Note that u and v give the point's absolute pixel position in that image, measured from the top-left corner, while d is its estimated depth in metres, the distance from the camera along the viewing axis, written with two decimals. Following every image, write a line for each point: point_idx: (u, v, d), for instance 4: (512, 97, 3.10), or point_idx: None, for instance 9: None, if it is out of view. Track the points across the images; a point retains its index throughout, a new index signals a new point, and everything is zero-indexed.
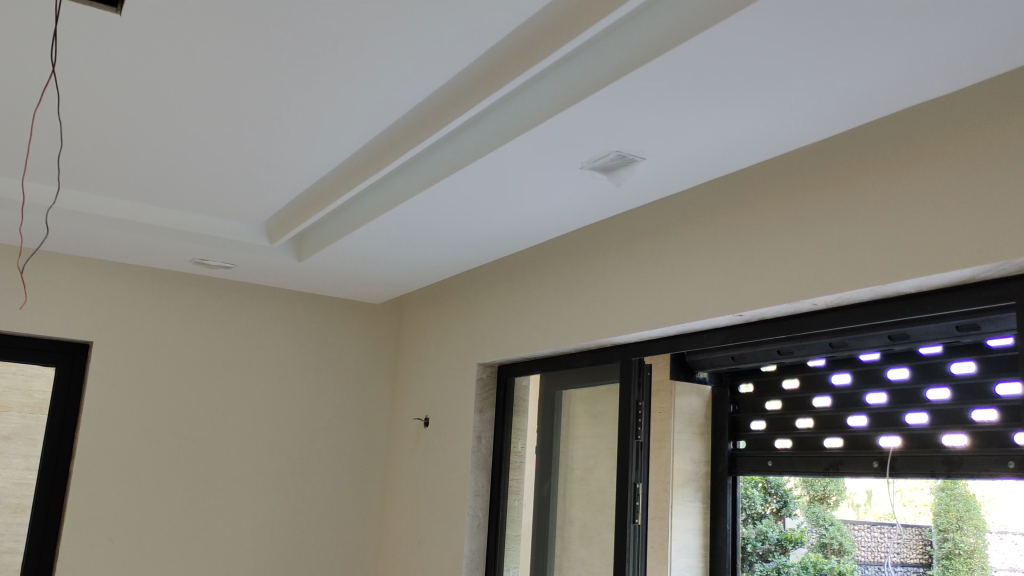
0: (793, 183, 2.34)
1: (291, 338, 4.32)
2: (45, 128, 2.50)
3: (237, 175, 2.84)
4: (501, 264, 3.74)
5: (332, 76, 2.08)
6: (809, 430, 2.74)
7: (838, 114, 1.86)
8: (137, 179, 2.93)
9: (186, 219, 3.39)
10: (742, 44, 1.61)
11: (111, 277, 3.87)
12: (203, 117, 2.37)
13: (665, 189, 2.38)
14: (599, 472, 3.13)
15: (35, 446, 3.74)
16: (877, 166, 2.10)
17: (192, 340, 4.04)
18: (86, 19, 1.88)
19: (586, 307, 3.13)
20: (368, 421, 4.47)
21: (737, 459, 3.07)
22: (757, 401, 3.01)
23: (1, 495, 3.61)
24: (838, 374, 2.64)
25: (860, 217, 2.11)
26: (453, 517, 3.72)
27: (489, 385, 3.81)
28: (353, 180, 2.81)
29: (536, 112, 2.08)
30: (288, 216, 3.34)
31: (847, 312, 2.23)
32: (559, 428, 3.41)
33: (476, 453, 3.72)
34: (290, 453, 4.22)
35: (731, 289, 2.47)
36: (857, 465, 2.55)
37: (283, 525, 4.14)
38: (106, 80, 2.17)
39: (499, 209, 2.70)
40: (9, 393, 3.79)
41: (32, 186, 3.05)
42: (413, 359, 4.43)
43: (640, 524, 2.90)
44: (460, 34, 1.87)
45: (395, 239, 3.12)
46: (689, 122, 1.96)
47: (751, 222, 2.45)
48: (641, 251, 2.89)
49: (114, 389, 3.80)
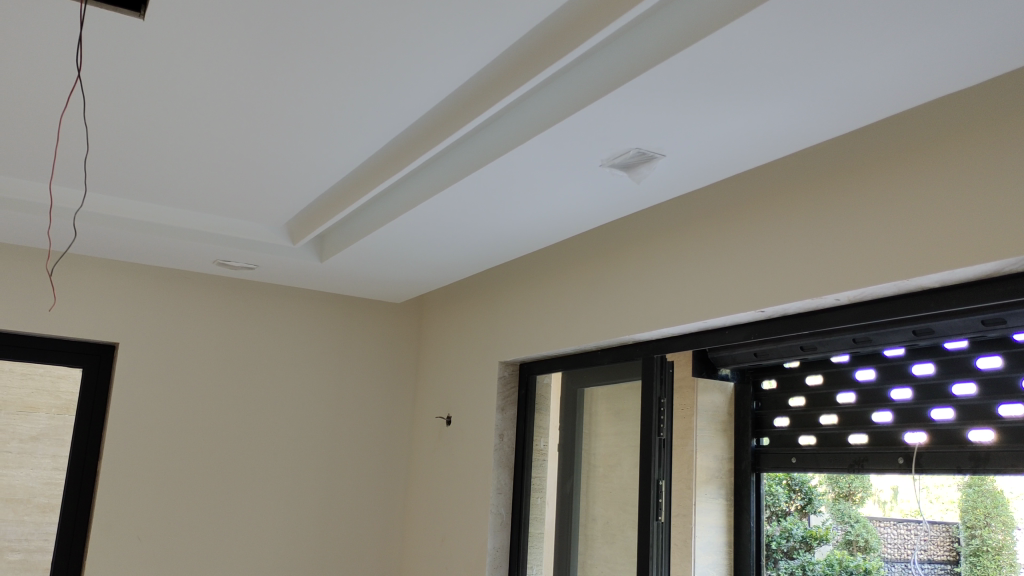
0: (815, 178, 2.32)
1: (313, 338, 4.34)
2: (71, 132, 2.53)
3: (258, 176, 2.86)
4: (521, 262, 3.75)
5: (352, 77, 2.09)
6: (833, 426, 2.72)
7: (860, 108, 1.85)
8: (160, 181, 2.96)
9: (208, 220, 3.41)
10: (758, 41, 1.61)
11: (135, 279, 3.91)
12: (224, 120, 2.40)
13: (685, 184, 2.37)
14: (621, 469, 3.13)
15: (63, 446, 3.77)
16: (900, 160, 2.08)
17: (216, 340, 4.07)
18: (110, 26, 1.90)
19: (607, 305, 3.13)
20: (391, 420, 4.50)
21: (760, 456, 3.07)
22: (781, 398, 2.98)
23: (30, 495, 3.66)
24: (862, 370, 2.61)
25: (882, 211, 2.10)
26: (477, 515, 3.74)
27: (510, 383, 3.83)
28: (373, 179, 2.82)
29: (559, 109, 2.07)
30: (309, 216, 3.36)
31: (870, 307, 2.22)
32: (581, 425, 3.41)
33: (498, 451, 3.73)
34: (312, 453, 4.24)
35: (753, 285, 2.46)
36: (882, 461, 2.53)
37: (306, 523, 4.17)
38: (130, 83, 2.19)
39: (518, 207, 2.71)
40: (37, 394, 3.77)
41: (59, 190, 3.08)
42: (434, 357, 4.45)
43: (663, 521, 2.90)
44: (478, 34, 1.88)
45: (415, 238, 3.13)
46: (709, 118, 1.95)
47: (773, 218, 2.44)
48: (662, 248, 2.88)
49: (140, 390, 3.85)
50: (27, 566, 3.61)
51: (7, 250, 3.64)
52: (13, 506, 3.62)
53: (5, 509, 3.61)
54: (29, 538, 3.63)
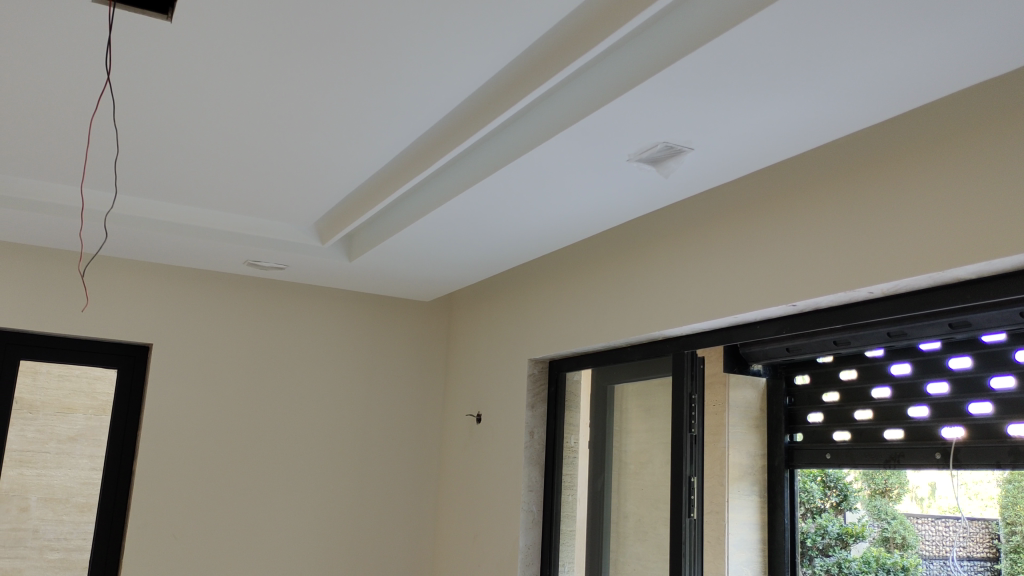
0: (846, 169, 2.28)
1: (343, 336, 4.36)
2: (101, 136, 2.57)
3: (286, 177, 2.88)
4: (549, 259, 3.74)
5: (377, 76, 2.10)
6: (868, 422, 2.66)
7: (890, 98, 1.81)
8: (190, 183, 2.98)
9: (239, 220, 3.44)
10: (777, 35, 1.60)
11: (167, 281, 3.96)
12: (253, 123, 2.42)
13: (714, 177, 2.34)
14: (652, 467, 3.17)
15: (100, 446, 3.82)
16: (933, 149, 2.04)
17: (248, 340, 4.11)
18: (138, 30, 1.92)
19: (636, 301, 3.11)
20: (422, 419, 4.51)
21: (794, 452, 2.90)
22: (814, 393, 2.86)
23: (69, 495, 3.72)
24: (898, 364, 2.56)
25: (917, 201, 2.06)
26: (508, 513, 3.73)
27: (540, 380, 3.81)
28: (400, 179, 2.82)
29: (584, 103, 2.06)
30: (337, 216, 3.38)
31: (905, 301, 2.20)
32: (613, 422, 3.41)
33: (529, 448, 3.73)
34: (344, 453, 4.26)
35: (784, 279, 2.43)
36: (918, 457, 2.48)
37: (338, 522, 4.18)
38: (158, 87, 2.22)
39: (544, 203, 2.70)
40: (74, 396, 3.82)
41: (91, 194, 3.13)
42: (463, 355, 4.45)
43: (695, 518, 3.00)
44: (501, 31, 1.87)
45: (443, 236, 3.14)
46: (736, 111, 1.93)
47: (803, 211, 2.41)
48: (692, 242, 2.85)
49: (174, 390, 3.89)
50: (66, 565, 3.66)
51: (42, 253, 3.70)
52: (52, 505, 3.68)
53: (44, 509, 3.66)
54: (68, 537, 3.69)
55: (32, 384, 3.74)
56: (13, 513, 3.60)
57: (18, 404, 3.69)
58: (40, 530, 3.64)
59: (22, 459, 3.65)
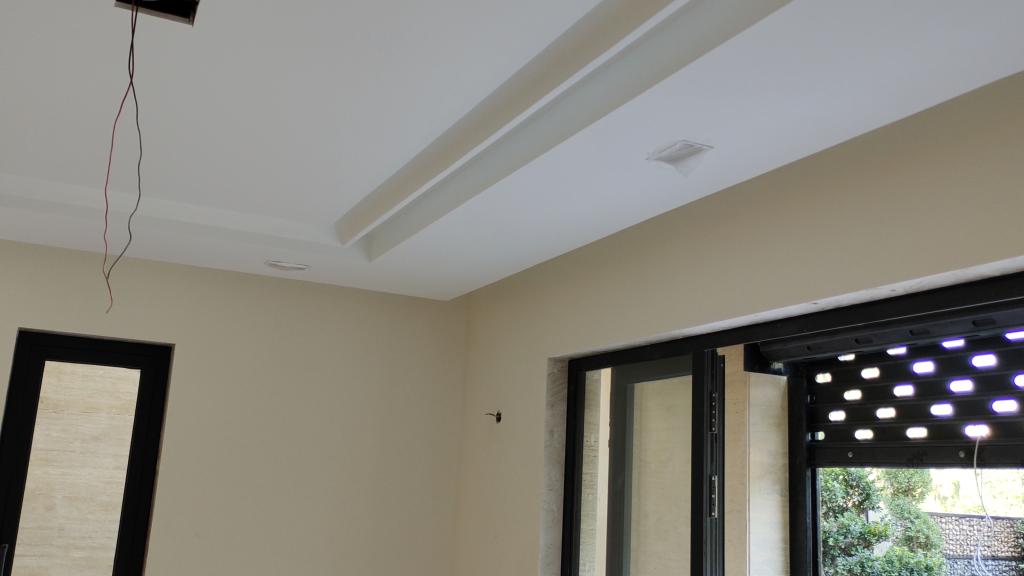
0: (868, 166, 2.26)
1: (362, 336, 4.38)
2: (125, 137, 2.58)
3: (307, 177, 2.89)
4: (568, 258, 3.73)
5: (397, 76, 2.10)
6: (890, 420, 2.65)
7: (913, 94, 1.80)
8: (212, 184, 3.00)
9: (261, 221, 3.46)
10: (790, 38, 1.61)
11: (189, 281, 3.99)
12: (274, 125, 2.44)
13: (736, 175, 2.33)
14: (673, 464, 3.10)
15: (123, 445, 3.85)
16: (957, 144, 2.02)
17: (269, 341, 4.14)
18: (160, 32, 1.94)
19: (656, 299, 3.09)
20: (441, 418, 4.52)
21: (816, 451, 3.03)
22: (835, 391, 2.92)
23: (93, 493, 3.75)
24: (920, 362, 2.54)
25: (941, 198, 2.04)
26: (529, 511, 3.74)
27: (559, 380, 3.81)
28: (420, 178, 2.83)
29: (603, 102, 2.05)
30: (356, 216, 3.40)
31: (928, 298, 2.17)
32: (632, 421, 3.40)
33: (549, 448, 3.73)
34: (364, 452, 4.28)
35: (806, 277, 2.41)
36: (942, 456, 2.46)
37: (359, 521, 4.20)
38: (180, 89, 2.23)
39: (565, 202, 2.69)
40: (98, 395, 3.85)
41: (115, 196, 3.16)
42: (483, 354, 4.45)
43: (716, 517, 2.87)
44: (520, 29, 1.87)
45: (462, 235, 3.14)
46: (757, 108, 1.92)
47: (824, 208, 2.39)
48: (713, 240, 2.84)
49: (196, 390, 3.93)
50: (91, 562, 3.70)
51: (67, 254, 3.74)
52: (77, 504, 3.71)
53: (69, 508, 3.69)
54: (93, 535, 3.73)
55: (57, 384, 3.76)
56: (39, 511, 3.63)
57: (43, 403, 3.72)
58: (65, 529, 3.67)
59: (47, 458, 3.68)
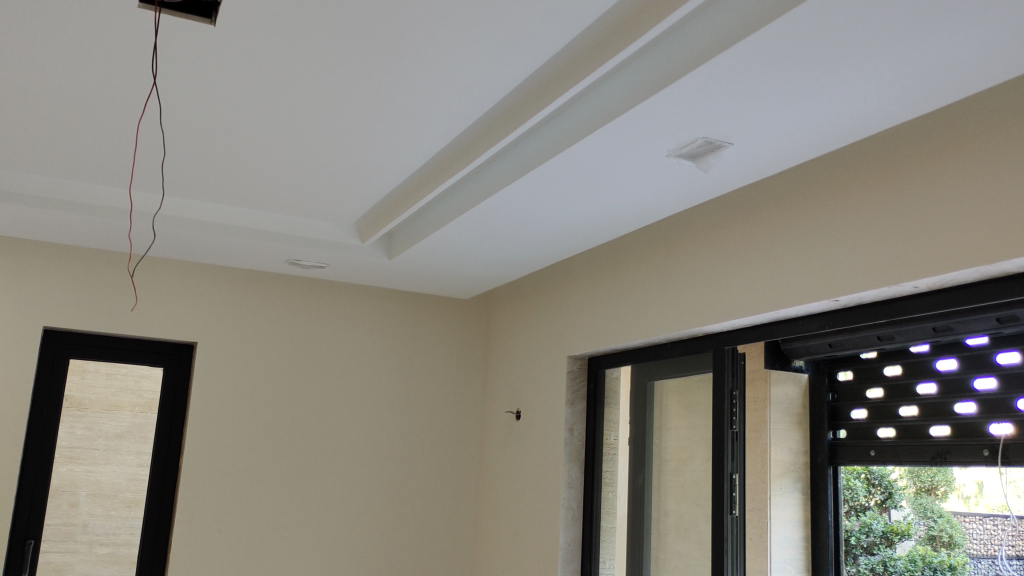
0: (890, 163, 2.25)
1: (382, 334, 4.39)
2: (148, 137, 2.60)
3: (327, 176, 2.91)
4: (587, 256, 3.74)
5: (417, 74, 2.10)
6: (913, 418, 2.64)
7: (937, 88, 1.78)
8: (233, 183, 3.02)
9: (281, 220, 3.48)
10: (811, 36, 1.61)
11: (211, 280, 4.02)
12: (296, 125, 2.46)
13: (756, 172, 2.32)
14: (693, 463, 3.09)
15: (146, 443, 3.88)
16: (981, 140, 2.00)
17: (289, 339, 4.16)
18: (183, 32, 1.95)
19: (677, 297, 3.08)
20: (461, 416, 4.52)
21: (838, 449, 3.03)
22: (857, 389, 2.92)
23: (116, 490, 3.79)
24: (944, 360, 2.52)
25: (964, 194, 2.02)
26: (549, 509, 3.74)
27: (579, 378, 3.81)
28: (439, 176, 2.84)
29: (622, 100, 2.05)
30: (376, 215, 3.41)
31: (951, 295, 2.15)
32: (652, 419, 3.38)
33: (569, 445, 3.73)
34: (384, 449, 4.30)
35: (829, 274, 2.39)
36: (965, 454, 2.44)
37: (379, 519, 4.22)
38: (203, 89, 2.25)
39: (584, 199, 2.69)
40: (121, 394, 3.88)
41: (139, 196, 3.19)
42: (502, 352, 4.46)
43: (737, 515, 2.85)
44: (541, 27, 1.87)
45: (482, 233, 3.15)
46: (779, 105, 1.91)
47: (845, 205, 2.37)
48: (734, 237, 2.82)
49: (218, 388, 3.96)
50: (115, 559, 3.74)
51: (91, 253, 3.78)
52: (100, 501, 3.75)
53: (93, 505, 3.73)
54: (117, 531, 3.76)
55: (81, 382, 3.80)
56: (63, 508, 3.67)
57: (67, 401, 3.76)
58: (89, 525, 3.71)
59: (71, 455, 3.72)
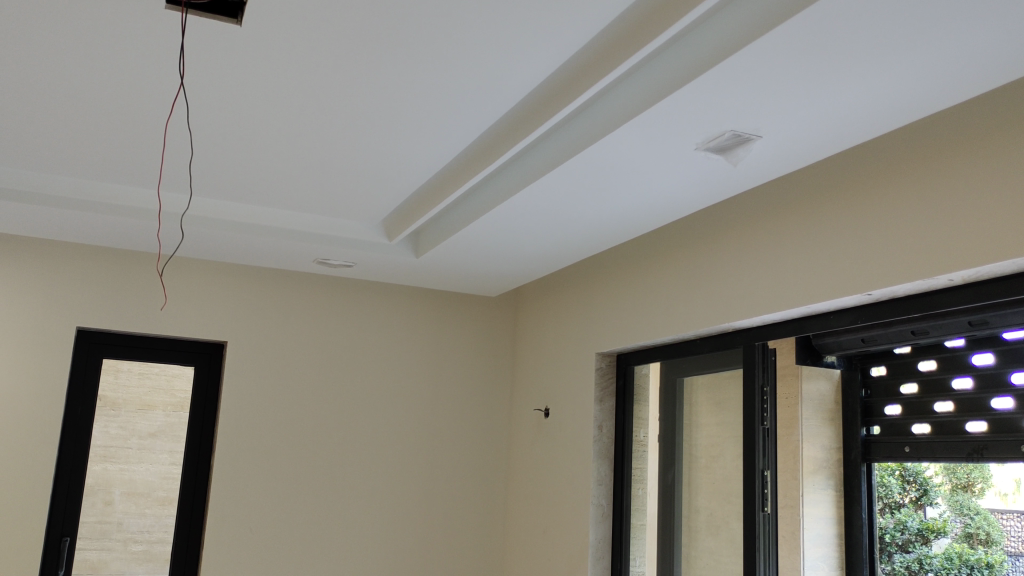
0: (922, 154, 2.21)
1: (410, 331, 4.40)
2: (176, 138, 2.63)
3: (354, 175, 2.92)
4: (614, 252, 3.72)
5: (440, 71, 2.10)
6: (948, 414, 2.58)
7: (968, 79, 1.75)
8: (260, 182, 3.04)
9: (309, 220, 3.50)
10: (831, 27, 1.59)
11: (240, 280, 4.06)
12: (321, 124, 2.47)
13: (784, 164, 2.30)
14: (724, 459, 3.06)
15: (179, 441, 3.92)
16: (1017, 128, 1.95)
17: (318, 338, 4.18)
18: (210, 33, 1.96)
19: (705, 293, 3.06)
20: (490, 414, 4.52)
21: (871, 445, 3.01)
22: (892, 385, 2.88)
23: (150, 488, 3.83)
24: (980, 354, 2.47)
25: (1001, 183, 1.98)
26: (578, 507, 3.72)
27: (608, 375, 3.79)
28: (466, 173, 2.84)
29: (648, 94, 2.04)
30: (403, 214, 3.43)
31: (988, 287, 2.11)
32: (682, 415, 3.35)
33: (598, 442, 3.71)
34: (413, 447, 4.30)
35: (860, 267, 2.35)
36: (1003, 450, 2.39)
37: (408, 516, 4.23)
38: (231, 90, 2.27)
39: (609, 194, 2.68)
40: (153, 393, 3.92)
41: (168, 196, 3.23)
42: (530, 350, 4.45)
43: (769, 512, 2.82)
44: (564, 22, 1.86)
45: (508, 230, 3.14)
46: (809, 95, 1.89)
47: (876, 197, 2.34)
48: (764, 231, 2.79)
49: (249, 386, 3.99)
50: (149, 556, 3.78)
51: (122, 254, 3.83)
52: (134, 499, 3.79)
53: (128, 503, 3.78)
54: (151, 529, 3.80)
55: (115, 382, 3.85)
56: (98, 506, 3.72)
57: (101, 401, 3.80)
58: (124, 523, 3.75)
59: (106, 454, 3.77)
